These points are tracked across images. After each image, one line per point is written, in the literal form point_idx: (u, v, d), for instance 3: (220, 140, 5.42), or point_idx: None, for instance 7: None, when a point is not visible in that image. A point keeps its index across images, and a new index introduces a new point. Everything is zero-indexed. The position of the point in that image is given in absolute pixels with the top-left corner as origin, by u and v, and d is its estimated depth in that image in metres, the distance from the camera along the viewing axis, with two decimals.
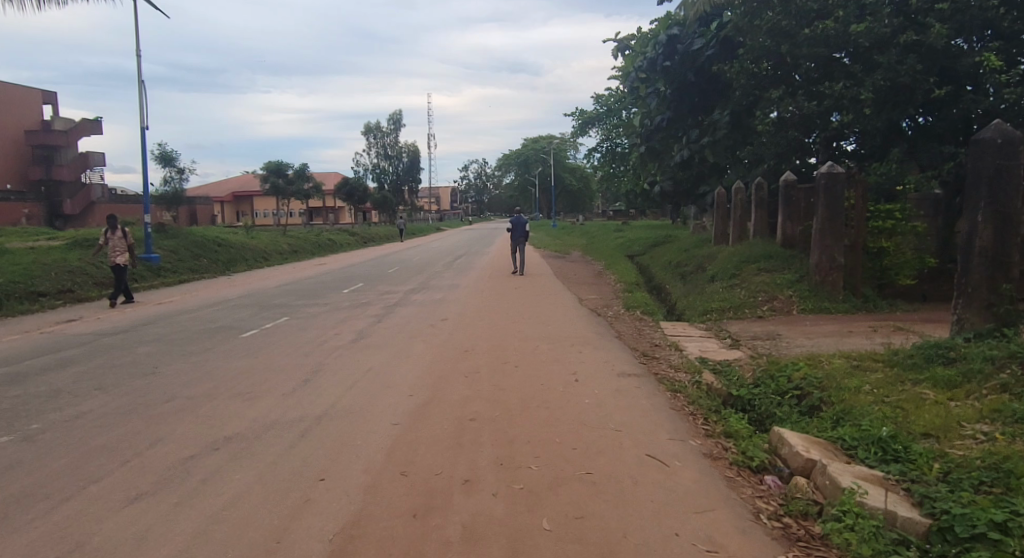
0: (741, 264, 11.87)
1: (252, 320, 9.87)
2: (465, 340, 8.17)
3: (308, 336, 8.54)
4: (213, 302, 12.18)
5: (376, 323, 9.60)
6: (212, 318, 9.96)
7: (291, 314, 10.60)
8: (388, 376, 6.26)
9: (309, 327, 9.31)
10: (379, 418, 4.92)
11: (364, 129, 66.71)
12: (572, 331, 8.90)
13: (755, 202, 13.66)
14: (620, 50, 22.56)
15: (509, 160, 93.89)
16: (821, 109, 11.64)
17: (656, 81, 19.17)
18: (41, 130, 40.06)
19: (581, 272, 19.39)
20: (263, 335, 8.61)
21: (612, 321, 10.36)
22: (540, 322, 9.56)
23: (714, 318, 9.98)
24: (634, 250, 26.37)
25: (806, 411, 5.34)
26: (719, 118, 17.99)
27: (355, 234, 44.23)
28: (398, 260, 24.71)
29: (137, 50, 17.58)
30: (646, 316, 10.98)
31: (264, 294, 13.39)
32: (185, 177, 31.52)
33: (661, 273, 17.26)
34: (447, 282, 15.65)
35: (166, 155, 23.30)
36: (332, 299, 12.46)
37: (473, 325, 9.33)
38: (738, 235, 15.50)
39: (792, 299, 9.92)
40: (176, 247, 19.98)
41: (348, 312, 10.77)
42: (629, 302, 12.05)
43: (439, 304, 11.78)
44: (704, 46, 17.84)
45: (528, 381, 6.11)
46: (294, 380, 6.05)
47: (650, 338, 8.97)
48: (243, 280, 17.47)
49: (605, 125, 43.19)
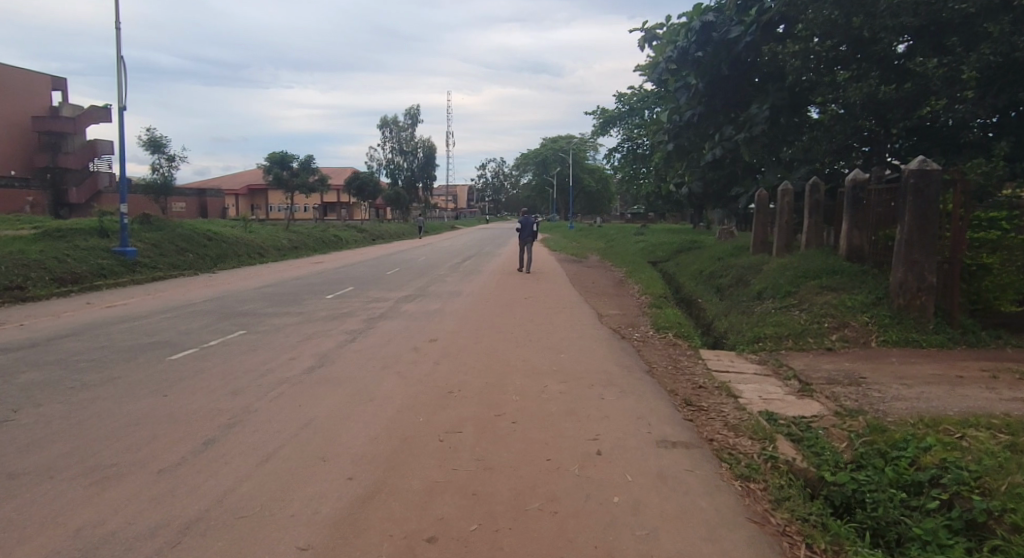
0: (797, 280, 9.82)
1: (199, 334, 8.04)
2: (452, 375, 6.26)
3: (256, 360, 6.69)
4: (170, 308, 10.39)
5: (346, 344, 7.72)
6: (153, 330, 8.15)
7: (253, 326, 8.79)
8: (332, 437, 4.38)
9: (263, 346, 7.47)
10: (281, 534, 3.01)
11: (381, 121, 65.57)
12: (590, 364, 6.96)
13: (809, 206, 11.58)
14: (647, 40, 20.54)
15: (528, 160, 92.14)
16: (902, 94, 9.86)
17: (687, 73, 17.19)
18: (48, 116, 39.08)
19: (600, 280, 17.43)
20: (198, 357, 6.75)
21: (639, 347, 8.41)
22: (549, 350, 7.63)
23: (769, 348, 7.97)
24: (657, 256, 24.32)
25: (961, 531, 3.39)
26: (758, 112, 15.97)
27: (364, 231, 42.66)
28: (402, 260, 22.92)
29: (117, 25, 16.06)
30: (681, 340, 8.99)
31: (234, 298, 11.60)
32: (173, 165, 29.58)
33: (692, 284, 15.25)
34: (448, 289, 13.81)
35: (155, 141, 21.72)
36: (309, 307, 10.66)
37: (464, 351, 7.42)
38: (783, 245, 13.38)
39: (870, 327, 7.88)
40: (159, 241, 18.36)
41: (321, 326, 8.92)
42: (659, 321, 10.07)
43: (432, 318, 9.93)
44: (742, 34, 15.76)
45: (528, 455, 4.19)
46: (190, 442, 4.16)
47: (690, 376, 6.99)
48: (225, 279, 15.77)
49: (627, 125, 41.09)
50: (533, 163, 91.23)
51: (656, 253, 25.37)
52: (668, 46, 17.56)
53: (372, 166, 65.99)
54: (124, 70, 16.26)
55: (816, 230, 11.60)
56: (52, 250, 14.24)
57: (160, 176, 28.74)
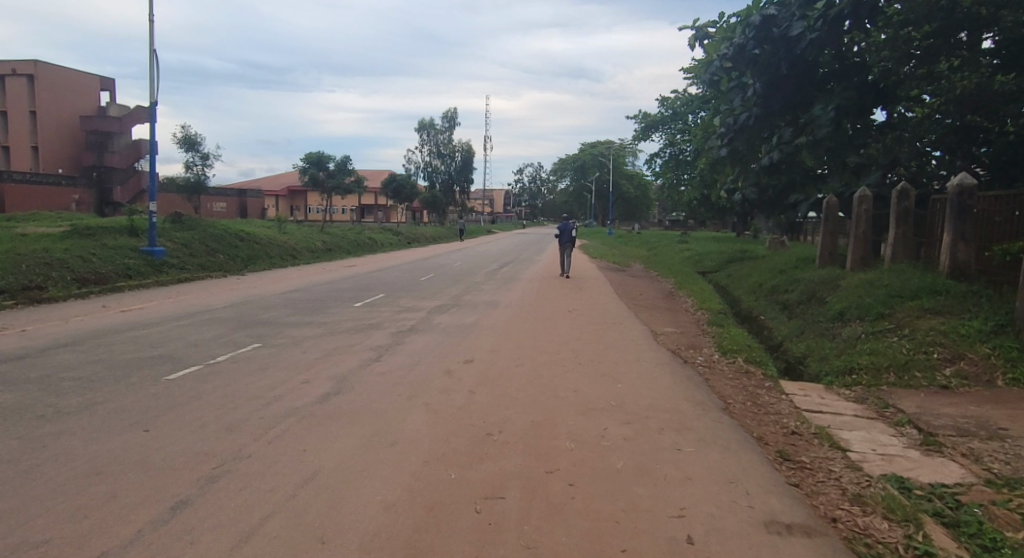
0: (889, 299, 8.40)
1: (209, 346, 7.23)
2: (490, 411, 5.20)
3: (263, 382, 5.78)
4: (188, 314, 9.71)
5: (370, 363, 6.75)
6: (160, 341, 7.39)
7: (269, 338, 7.94)
8: (336, 505, 3.35)
9: (276, 364, 6.57)
10: None
11: (419, 124, 64.94)
12: (653, 399, 5.79)
13: (895, 215, 10.09)
14: (700, 39, 19.24)
15: (565, 165, 90.90)
16: (1018, 86, 8.91)
17: (742, 72, 15.63)
18: (96, 116, 40.11)
19: (648, 291, 16.20)
20: (200, 376, 5.88)
21: (707, 376, 7.19)
22: (604, 379, 6.48)
23: (867, 383, 6.62)
24: (706, 266, 22.82)
25: None
26: (821, 113, 14.38)
27: (400, 233, 42.21)
28: (437, 265, 22.07)
29: (151, 18, 15.72)
30: (754, 368, 7.72)
31: (257, 304, 10.87)
32: (210, 165, 29.58)
33: (752, 299, 13.86)
34: (485, 298, 12.81)
35: (189, 138, 21.47)
36: (335, 316, 9.81)
37: (504, 378, 6.35)
38: (859, 258, 11.87)
39: (994, 361, 6.41)
40: (189, 241, 18.02)
41: (345, 340, 8.02)
42: (724, 343, 8.81)
43: (467, 332, 8.93)
44: (806, 30, 14.13)
45: (595, 543, 3.07)
46: (154, 507, 3.19)
47: (776, 417, 5.72)
48: (252, 282, 15.16)
49: (671, 130, 39.45)
50: (571, 168, 89.87)
51: (705, 262, 23.86)
52: (722, 43, 15.88)
53: (409, 169, 65.82)
54: (157, 65, 15.83)
55: (904, 241, 10.13)
56: (78, 249, 13.89)
57: (195, 175, 28.65)
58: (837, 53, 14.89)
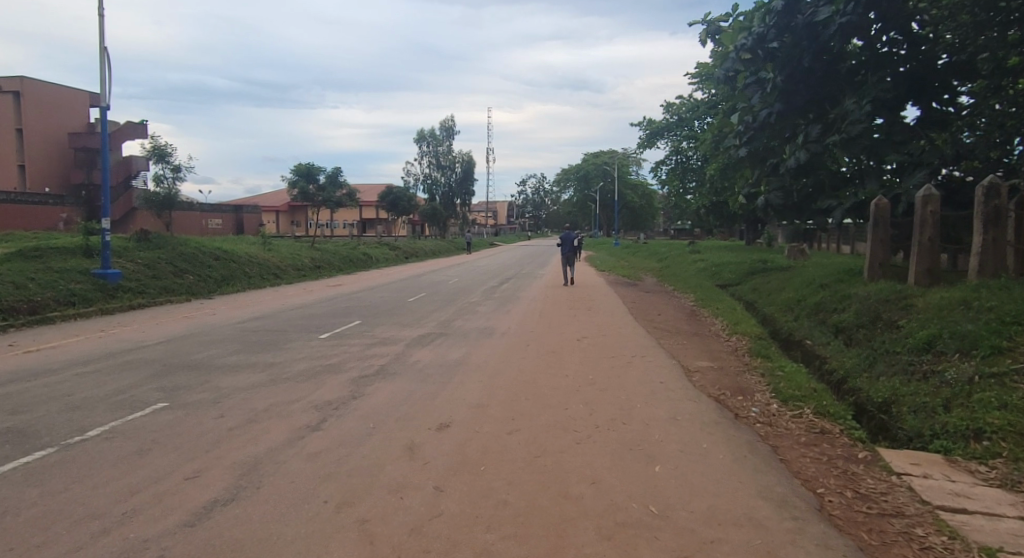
0: (1002, 330, 6.38)
1: (92, 410, 5.31)
2: (459, 538, 3.22)
3: (123, 481, 3.82)
4: (107, 355, 7.77)
5: (302, 437, 4.77)
6: (28, 404, 5.44)
7: (184, 393, 5.99)
8: None
9: (166, 441, 4.60)
10: None
11: (421, 134, 63.40)
12: (712, 502, 3.78)
13: (984, 216, 8.12)
14: (712, 34, 16.98)
15: (569, 176, 89.47)
16: None
17: (759, 67, 12.95)
18: (84, 133, 38.96)
19: (667, 310, 14.26)
20: (32, 471, 3.92)
21: (772, 442, 5.20)
22: (632, 458, 4.50)
23: (1010, 457, 4.62)
24: (726, 278, 20.89)
25: None
26: (853, 108, 11.53)
27: (398, 248, 40.54)
28: (431, 282, 20.22)
29: (101, 11, 13.91)
30: (830, 426, 5.69)
31: (201, 339, 8.92)
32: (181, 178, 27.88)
33: (792, 320, 11.79)
34: (478, 324, 10.93)
35: (159, 150, 19.94)
36: (289, 354, 7.94)
37: (489, 461, 4.37)
38: (925, 269, 9.95)
39: None
40: (153, 261, 16.18)
41: (289, 392, 6.13)
42: (781, 387, 6.75)
43: (449, 375, 7.02)
44: (835, 14, 11.55)
45: None
46: None
47: (902, 523, 3.74)
48: (217, 307, 13.32)
49: (676, 137, 37.40)
50: (575, 179, 88.38)
51: (724, 274, 21.93)
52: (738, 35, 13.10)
53: (408, 182, 64.33)
54: (109, 65, 14.04)
55: (995, 250, 8.17)
56: (11, 273, 12.05)
57: (166, 188, 27.06)
58: (866, 43, 12.53)
